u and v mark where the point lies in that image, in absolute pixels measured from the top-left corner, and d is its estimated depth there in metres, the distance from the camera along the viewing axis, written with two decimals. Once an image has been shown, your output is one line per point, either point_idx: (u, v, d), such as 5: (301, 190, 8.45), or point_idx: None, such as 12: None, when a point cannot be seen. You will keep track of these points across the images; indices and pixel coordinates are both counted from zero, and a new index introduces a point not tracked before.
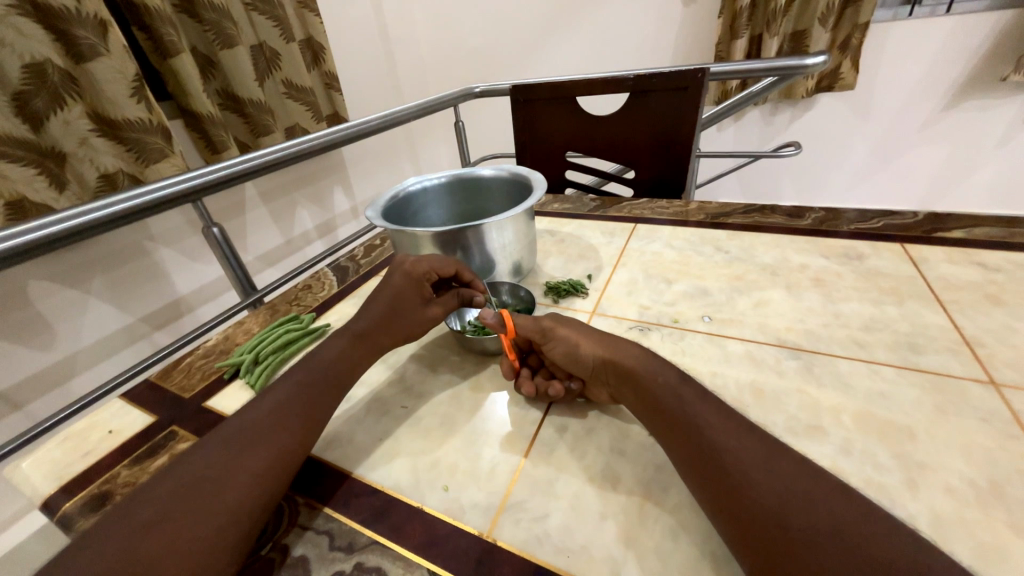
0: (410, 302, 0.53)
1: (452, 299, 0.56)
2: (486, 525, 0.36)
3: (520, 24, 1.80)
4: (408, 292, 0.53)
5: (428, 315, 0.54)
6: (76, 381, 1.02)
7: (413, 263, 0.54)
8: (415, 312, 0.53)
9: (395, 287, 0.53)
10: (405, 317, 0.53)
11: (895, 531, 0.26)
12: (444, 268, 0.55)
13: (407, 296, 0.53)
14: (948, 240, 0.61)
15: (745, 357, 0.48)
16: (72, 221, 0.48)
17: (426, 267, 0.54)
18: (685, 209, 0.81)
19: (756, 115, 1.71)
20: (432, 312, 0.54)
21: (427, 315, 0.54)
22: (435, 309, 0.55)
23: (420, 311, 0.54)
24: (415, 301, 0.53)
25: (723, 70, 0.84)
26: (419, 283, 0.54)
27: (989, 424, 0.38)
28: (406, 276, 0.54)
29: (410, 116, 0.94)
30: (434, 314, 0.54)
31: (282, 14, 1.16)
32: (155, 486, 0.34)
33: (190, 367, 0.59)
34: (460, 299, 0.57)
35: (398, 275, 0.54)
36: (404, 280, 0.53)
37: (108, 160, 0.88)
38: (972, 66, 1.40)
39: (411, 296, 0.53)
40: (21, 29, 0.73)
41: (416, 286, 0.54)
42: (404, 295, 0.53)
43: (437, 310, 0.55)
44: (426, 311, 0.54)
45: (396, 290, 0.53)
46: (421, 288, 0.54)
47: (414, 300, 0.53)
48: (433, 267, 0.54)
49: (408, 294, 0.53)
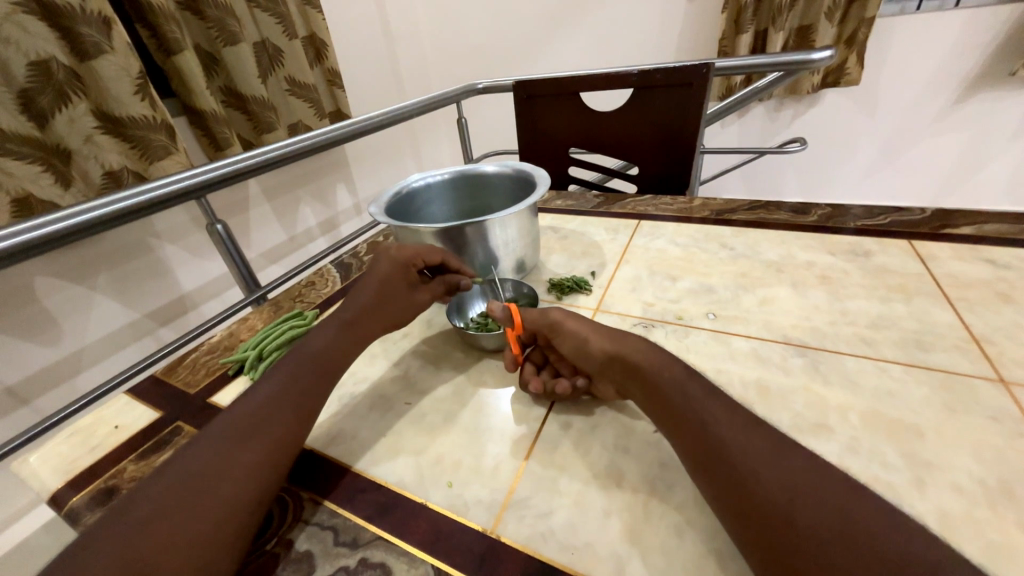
0: (398, 288, 0.54)
1: (439, 286, 0.58)
2: (491, 521, 0.36)
3: (525, 21, 1.79)
4: (394, 278, 0.54)
5: (417, 300, 0.56)
6: (83, 377, 1.03)
7: (398, 248, 0.55)
8: (403, 297, 0.54)
9: (380, 273, 0.53)
10: (394, 301, 0.53)
11: (906, 529, 0.26)
12: (430, 255, 0.55)
13: (393, 281, 0.54)
14: (957, 237, 0.60)
15: (750, 354, 0.48)
16: (79, 217, 0.48)
17: (411, 252, 0.54)
18: (689, 205, 0.80)
19: (761, 111, 1.70)
20: (419, 297, 0.56)
21: (415, 300, 0.56)
22: (422, 294, 0.56)
23: (408, 297, 0.55)
24: (402, 287, 0.54)
25: (729, 66, 0.83)
26: (405, 269, 0.54)
27: (999, 423, 0.37)
28: (393, 263, 0.54)
29: (414, 111, 0.93)
30: (422, 299, 0.56)
31: (284, 10, 1.16)
32: (152, 481, 0.34)
33: (195, 363, 0.59)
34: (447, 286, 0.58)
35: (383, 261, 0.54)
36: (390, 266, 0.54)
37: (112, 157, 0.88)
38: (982, 61, 1.39)
39: (398, 282, 0.54)
40: (26, 26, 0.73)
41: (402, 272, 0.54)
42: (390, 281, 0.53)
43: (424, 295, 0.56)
44: (413, 295, 0.55)
45: (383, 276, 0.53)
46: (407, 272, 0.55)
47: (401, 287, 0.54)
48: (419, 254, 0.55)
49: (395, 280, 0.54)
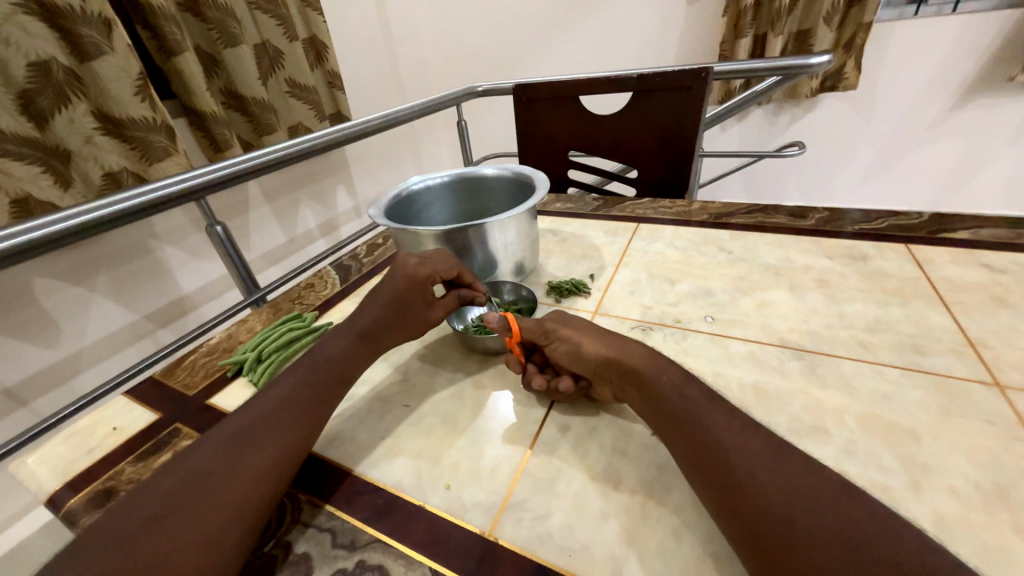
0: (413, 304, 0.52)
1: (453, 300, 0.55)
2: (489, 524, 0.36)
3: (525, 24, 1.80)
4: (411, 294, 0.51)
5: (430, 318, 0.53)
6: (80, 378, 1.03)
7: (416, 264, 0.52)
8: (417, 315, 0.52)
9: (396, 290, 0.51)
10: (407, 315, 0.52)
11: (901, 532, 0.26)
12: (448, 271, 0.53)
13: (407, 298, 0.51)
14: (953, 241, 0.60)
15: (747, 357, 0.48)
16: (83, 217, 0.48)
17: (429, 269, 0.52)
18: (688, 208, 0.81)
19: (760, 115, 1.70)
20: (434, 314, 0.53)
21: (429, 318, 0.53)
22: (438, 312, 0.54)
23: (422, 313, 0.53)
24: (417, 304, 0.52)
25: (728, 70, 0.83)
26: (421, 286, 0.52)
27: (994, 426, 0.37)
28: (408, 279, 0.52)
29: (414, 114, 0.93)
30: (436, 317, 0.53)
31: (285, 13, 1.16)
32: (159, 481, 0.34)
33: (194, 365, 0.59)
34: (461, 301, 0.56)
35: (399, 276, 0.52)
36: (407, 284, 0.51)
37: (112, 159, 0.88)
38: (978, 67, 1.40)
39: (414, 299, 0.52)
40: (27, 28, 0.73)
41: (417, 290, 0.52)
42: (405, 297, 0.51)
43: (439, 312, 0.54)
44: (428, 312, 0.53)
45: (396, 292, 0.51)
46: (424, 290, 0.52)
47: (416, 303, 0.52)
48: (437, 270, 0.52)
49: (409, 298, 0.51)
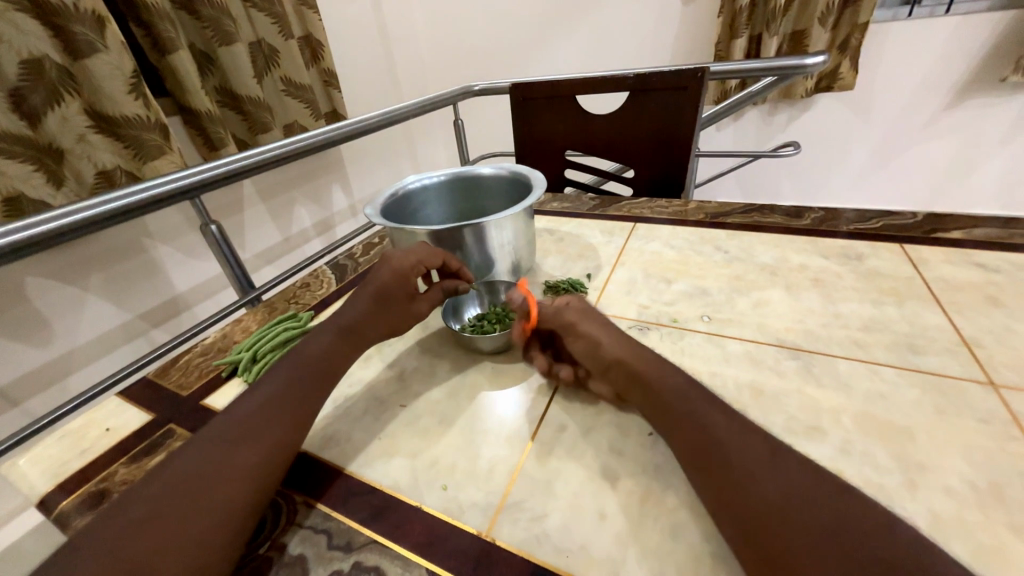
0: (396, 297, 0.52)
1: (438, 292, 0.56)
2: (486, 524, 0.36)
3: (522, 24, 1.79)
4: (393, 287, 0.52)
5: (413, 311, 0.53)
6: (73, 379, 1.02)
7: (400, 257, 0.53)
8: (399, 308, 0.52)
9: (379, 283, 0.52)
10: (391, 309, 0.52)
11: (896, 530, 0.26)
12: (432, 263, 0.54)
13: (390, 291, 0.52)
14: (948, 241, 0.61)
15: (744, 356, 0.48)
16: (75, 216, 0.48)
17: (412, 261, 0.53)
18: (684, 208, 0.81)
19: (756, 115, 1.71)
20: (418, 307, 0.54)
21: (412, 311, 0.53)
22: (421, 305, 0.54)
23: (405, 306, 0.53)
24: (400, 297, 0.52)
25: (724, 70, 0.83)
26: (404, 278, 0.52)
27: (988, 425, 0.38)
28: (392, 272, 0.52)
29: (411, 113, 0.92)
30: (418, 309, 0.54)
31: (281, 11, 1.15)
32: (145, 486, 0.34)
33: (189, 365, 0.59)
34: (445, 293, 0.56)
35: (384, 269, 0.53)
36: (390, 276, 0.52)
37: (105, 157, 0.87)
38: (972, 68, 1.41)
39: (397, 292, 0.52)
40: (18, 24, 0.73)
41: (399, 282, 0.52)
42: (388, 289, 0.52)
43: (422, 305, 0.54)
44: (411, 305, 0.53)
45: (380, 285, 0.52)
46: (407, 282, 0.53)
47: (399, 297, 0.52)
48: (420, 261, 0.53)
49: (392, 291, 0.52)
